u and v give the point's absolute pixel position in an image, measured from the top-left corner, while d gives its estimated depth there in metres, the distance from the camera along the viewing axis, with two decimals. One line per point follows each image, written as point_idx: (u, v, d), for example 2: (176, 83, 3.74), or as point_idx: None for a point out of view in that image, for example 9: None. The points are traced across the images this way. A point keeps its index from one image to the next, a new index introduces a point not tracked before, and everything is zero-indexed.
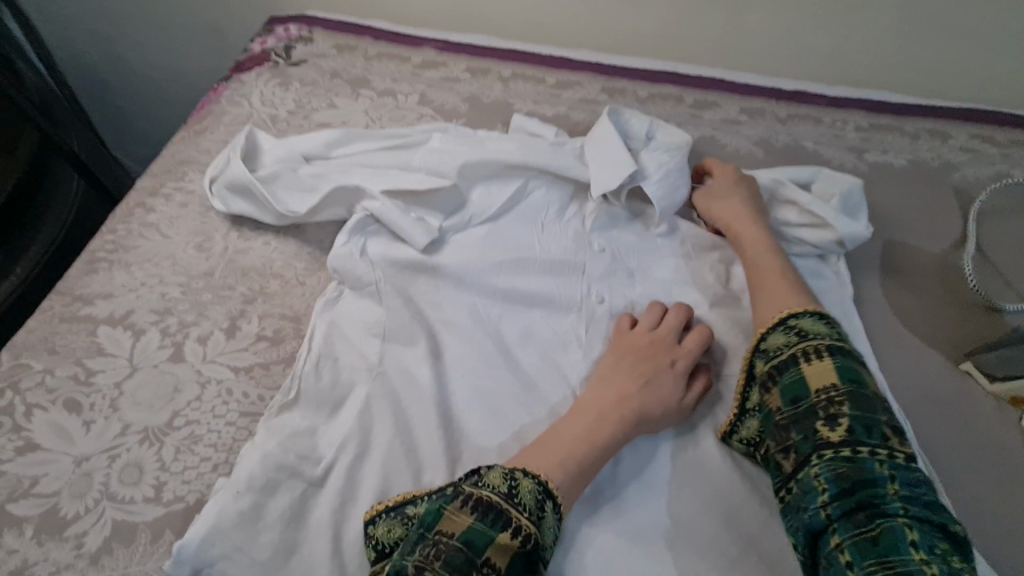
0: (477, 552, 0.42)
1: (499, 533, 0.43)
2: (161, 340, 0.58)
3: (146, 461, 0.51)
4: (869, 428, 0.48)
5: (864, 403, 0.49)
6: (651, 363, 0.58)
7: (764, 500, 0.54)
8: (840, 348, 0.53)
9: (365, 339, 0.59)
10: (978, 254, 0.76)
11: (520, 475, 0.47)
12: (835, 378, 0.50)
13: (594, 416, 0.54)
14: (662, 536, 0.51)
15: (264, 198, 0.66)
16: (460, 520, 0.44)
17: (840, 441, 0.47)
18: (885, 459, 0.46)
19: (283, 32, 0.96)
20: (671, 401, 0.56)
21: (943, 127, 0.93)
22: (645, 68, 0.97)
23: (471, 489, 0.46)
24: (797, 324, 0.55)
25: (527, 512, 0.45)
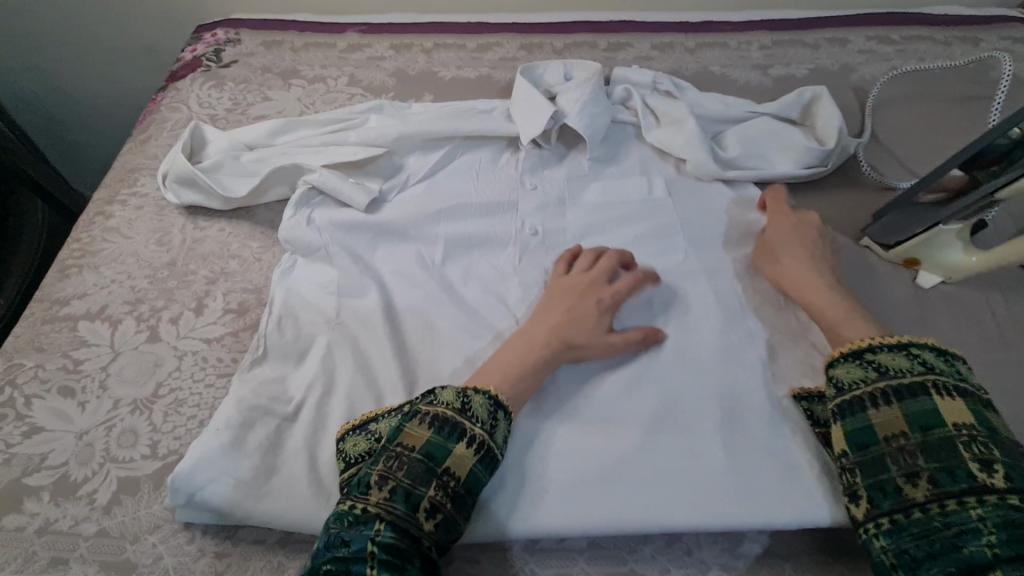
0: (437, 462, 0.49)
1: (455, 444, 0.50)
2: (136, 326, 0.64)
3: (139, 427, 0.57)
4: (953, 474, 0.44)
5: (943, 450, 0.45)
6: (576, 275, 0.66)
7: (694, 373, 0.61)
8: (924, 384, 0.48)
9: (322, 297, 0.65)
10: (874, 141, 0.82)
11: (472, 392, 0.54)
12: (906, 426, 0.47)
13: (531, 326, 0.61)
14: (601, 422, 0.59)
15: (209, 185, 0.72)
16: (418, 436, 0.50)
17: (924, 499, 0.45)
18: (986, 504, 0.43)
19: (212, 37, 1.00)
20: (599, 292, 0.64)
21: (842, 34, 0.99)
22: (559, 21, 1.02)
23: (428, 408, 0.52)
24: (875, 359, 0.51)
25: (480, 423, 0.52)
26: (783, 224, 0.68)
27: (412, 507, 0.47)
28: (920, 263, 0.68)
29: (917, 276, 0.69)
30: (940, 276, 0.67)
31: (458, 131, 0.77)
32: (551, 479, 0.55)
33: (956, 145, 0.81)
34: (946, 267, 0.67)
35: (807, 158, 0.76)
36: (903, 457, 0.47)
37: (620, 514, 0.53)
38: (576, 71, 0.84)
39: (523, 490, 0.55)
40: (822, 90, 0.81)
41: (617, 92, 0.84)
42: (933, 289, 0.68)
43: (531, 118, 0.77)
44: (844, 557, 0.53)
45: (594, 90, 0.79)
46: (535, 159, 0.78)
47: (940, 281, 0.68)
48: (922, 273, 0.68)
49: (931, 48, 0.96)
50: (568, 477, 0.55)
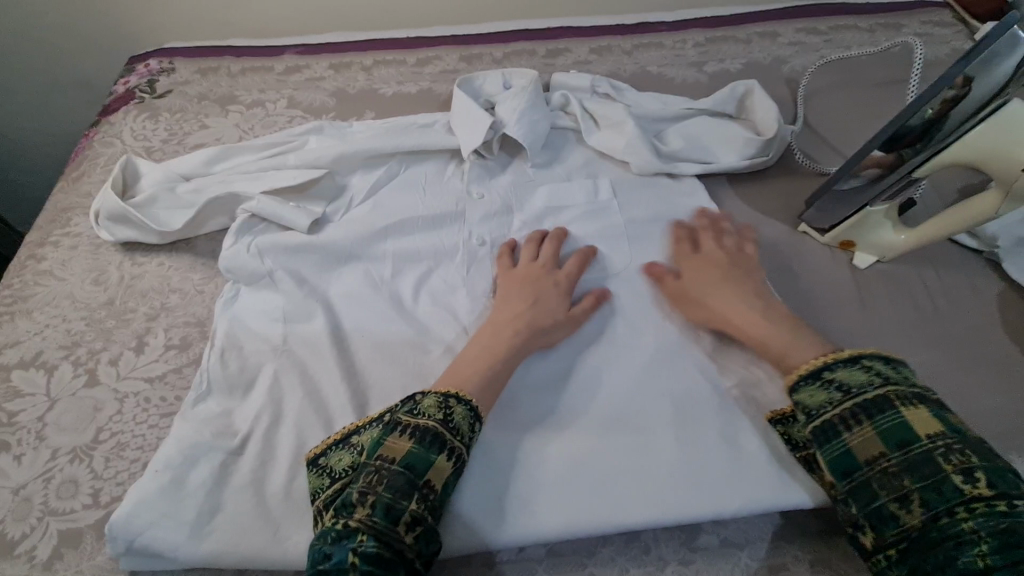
0: (418, 475, 0.49)
1: (436, 456, 0.50)
2: (74, 371, 0.62)
3: (80, 475, 0.55)
4: (940, 490, 0.44)
5: (877, 495, 0.47)
6: (523, 286, 0.65)
7: (645, 370, 0.62)
8: (845, 414, 0.49)
9: (267, 325, 0.64)
10: (808, 129, 0.85)
11: (454, 403, 0.54)
12: (885, 447, 0.47)
13: (489, 335, 0.61)
14: (559, 428, 0.59)
15: (144, 220, 0.70)
16: (399, 448, 0.50)
17: (925, 523, 0.44)
18: (976, 513, 0.42)
19: (145, 68, 0.98)
20: (557, 310, 0.63)
21: (771, 28, 1.03)
22: (498, 31, 1.03)
23: (409, 419, 0.52)
24: (800, 398, 0.53)
25: (461, 435, 0.52)
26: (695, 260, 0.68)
27: (393, 520, 0.46)
28: (855, 245, 0.70)
29: (853, 257, 0.71)
30: (874, 256, 0.70)
31: (398, 148, 0.77)
32: (513, 491, 0.55)
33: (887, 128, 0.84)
34: (879, 246, 0.69)
35: (746, 149, 0.78)
36: (891, 480, 0.46)
37: (586, 517, 0.53)
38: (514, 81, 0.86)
39: (484, 501, 0.54)
40: (754, 83, 0.83)
41: (556, 98, 0.85)
42: (869, 269, 0.70)
43: (470, 130, 0.78)
44: (798, 540, 0.54)
45: (531, 98, 0.80)
46: (478, 169, 0.78)
47: (874, 261, 0.70)
48: (857, 254, 0.71)
49: (856, 36, 1.00)
50: (529, 484, 0.55)
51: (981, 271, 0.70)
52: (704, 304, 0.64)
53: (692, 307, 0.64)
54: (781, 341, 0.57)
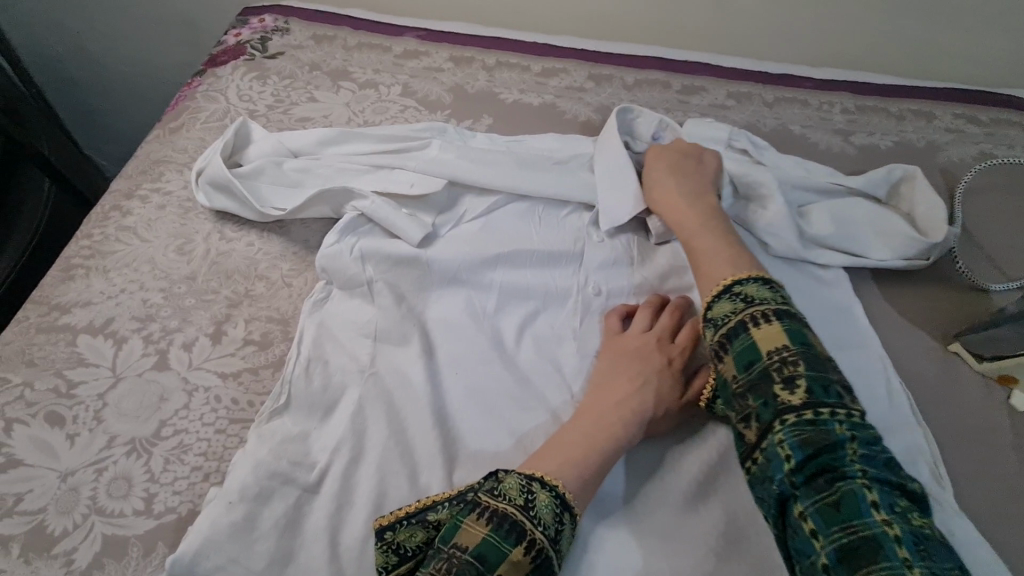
0: (489, 568, 0.41)
1: (512, 550, 0.42)
2: (144, 348, 0.57)
3: (134, 473, 0.50)
4: (766, 403, 0.45)
5: (756, 383, 0.46)
6: (631, 361, 0.57)
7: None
8: (718, 339, 0.50)
9: (356, 340, 0.58)
10: (965, 233, 0.76)
11: (537, 487, 0.46)
12: (736, 367, 0.48)
13: (589, 420, 0.53)
14: (664, 535, 0.51)
15: (245, 195, 0.65)
16: (473, 533, 0.42)
17: (758, 438, 0.45)
18: (787, 426, 0.43)
19: (258, 23, 0.93)
20: (669, 395, 0.55)
21: (928, 107, 0.93)
22: (631, 54, 0.96)
23: (488, 499, 0.44)
24: (713, 314, 0.52)
25: (543, 527, 0.44)
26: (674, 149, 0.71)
27: None
28: (1017, 381, 0.62)
29: (1011, 395, 0.62)
30: None
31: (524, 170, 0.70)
32: None
33: None
34: None
35: (905, 250, 0.70)
36: (737, 399, 0.47)
37: None
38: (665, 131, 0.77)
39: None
40: (916, 170, 0.75)
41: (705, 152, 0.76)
42: None
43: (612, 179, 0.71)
44: None
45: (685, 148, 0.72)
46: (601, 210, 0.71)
47: None
48: (1016, 394, 0.62)
49: (1023, 134, 0.90)
50: None
51: None
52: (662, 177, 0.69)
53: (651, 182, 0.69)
54: (704, 248, 0.60)
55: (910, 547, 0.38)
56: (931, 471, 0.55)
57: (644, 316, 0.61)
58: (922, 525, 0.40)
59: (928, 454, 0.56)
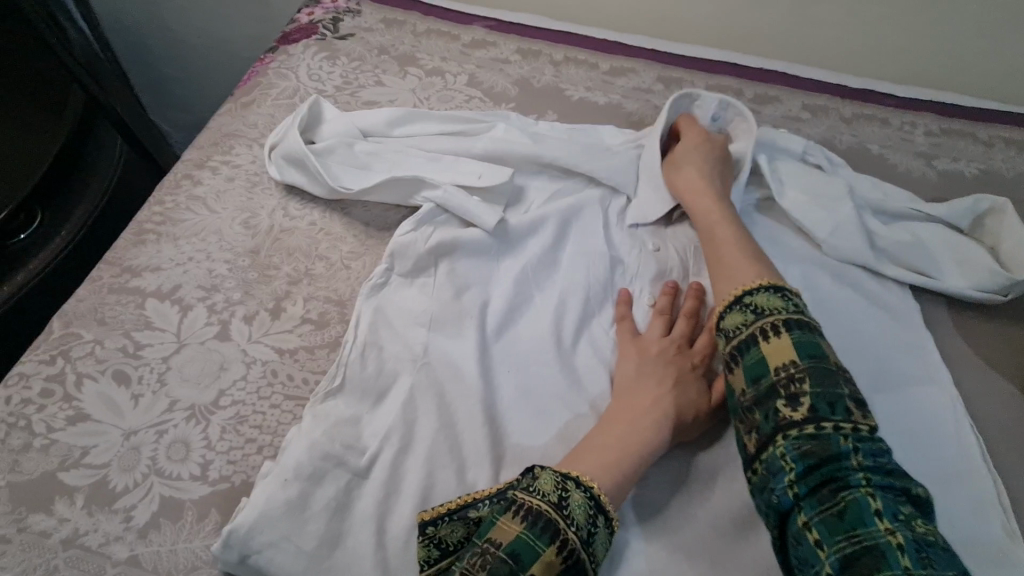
0: (523, 568, 0.40)
1: (545, 549, 0.41)
2: (207, 317, 0.58)
3: (192, 439, 0.51)
4: (769, 416, 0.45)
5: (763, 396, 0.46)
6: (673, 368, 0.56)
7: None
8: (730, 350, 0.50)
9: (412, 329, 0.58)
10: None
11: (572, 486, 0.45)
12: (743, 381, 0.48)
13: (625, 421, 0.52)
14: (705, 555, 0.50)
15: (318, 170, 0.65)
16: (508, 528, 0.42)
17: (759, 449, 0.45)
18: (788, 439, 0.43)
19: (331, 3, 0.93)
20: (697, 400, 0.55)
21: (1020, 135, 0.88)
22: (702, 57, 0.93)
23: (524, 496, 0.44)
24: (723, 322, 0.52)
25: (577, 527, 0.43)
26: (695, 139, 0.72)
27: None
28: None
29: None
30: None
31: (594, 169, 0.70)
32: None
33: None
34: None
35: (982, 280, 0.66)
36: (743, 411, 0.47)
37: None
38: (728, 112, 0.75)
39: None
40: (1008, 203, 0.70)
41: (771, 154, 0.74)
42: None
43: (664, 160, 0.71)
44: None
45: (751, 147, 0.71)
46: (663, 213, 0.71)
47: None
48: None
49: None
50: None
51: None
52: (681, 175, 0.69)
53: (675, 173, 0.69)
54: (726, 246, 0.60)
55: (912, 554, 0.37)
56: (1004, 524, 0.52)
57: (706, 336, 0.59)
58: (928, 533, 0.39)
59: (999, 505, 0.53)
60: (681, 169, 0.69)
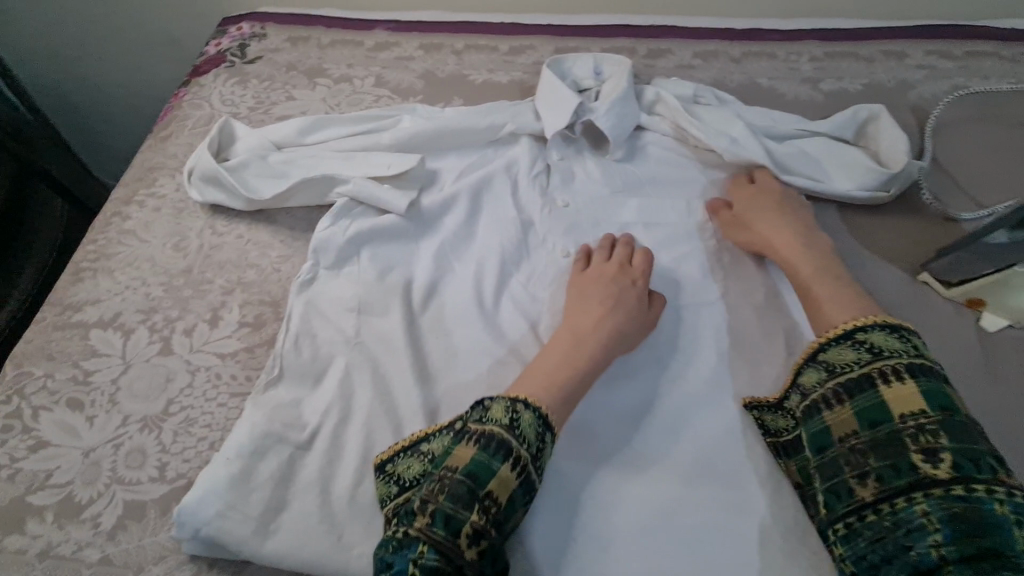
0: (480, 484, 0.46)
1: (500, 465, 0.47)
2: (149, 337, 0.62)
3: (148, 446, 0.55)
4: (897, 469, 0.46)
5: (888, 447, 0.47)
6: (616, 285, 0.62)
7: (733, 420, 0.56)
8: (851, 386, 0.51)
9: (342, 314, 0.62)
10: (935, 167, 0.77)
11: (522, 408, 0.50)
12: (857, 425, 0.49)
13: (569, 342, 0.57)
14: (641, 467, 0.54)
15: (233, 184, 0.69)
16: (463, 454, 0.47)
17: (876, 497, 0.47)
18: (931, 498, 0.44)
19: (237, 31, 0.97)
20: (636, 311, 0.60)
21: (899, 47, 0.93)
22: (596, 24, 0.98)
23: (477, 425, 0.49)
24: (827, 358, 0.53)
25: (527, 444, 0.48)
26: (756, 197, 0.70)
27: (453, 533, 0.44)
28: (985, 304, 0.63)
29: (980, 318, 0.64)
30: (1006, 320, 0.63)
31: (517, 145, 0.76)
32: (588, 531, 0.51)
33: None
34: (1013, 311, 0.62)
35: (863, 179, 0.71)
36: (857, 455, 0.49)
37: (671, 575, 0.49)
38: (608, 72, 0.83)
39: (558, 538, 0.51)
40: (881, 109, 0.75)
41: (648, 96, 0.80)
42: (997, 333, 0.63)
43: (557, 113, 0.76)
44: None
45: (625, 91, 0.78)
46: (567, 170, 0.76)
47: (1006, 325, 0.63)
48: (985, 315, 0.63)
49: (997, 66, 0.90)
50: (608, 525, 0.51)
51: None
52: (759, 235, 0.67)
53: (744, 233, 0.68)
54: (823, 297, 0.59)
55: None
56: None
57: (643, 260, 0.65)
58: None
59: None
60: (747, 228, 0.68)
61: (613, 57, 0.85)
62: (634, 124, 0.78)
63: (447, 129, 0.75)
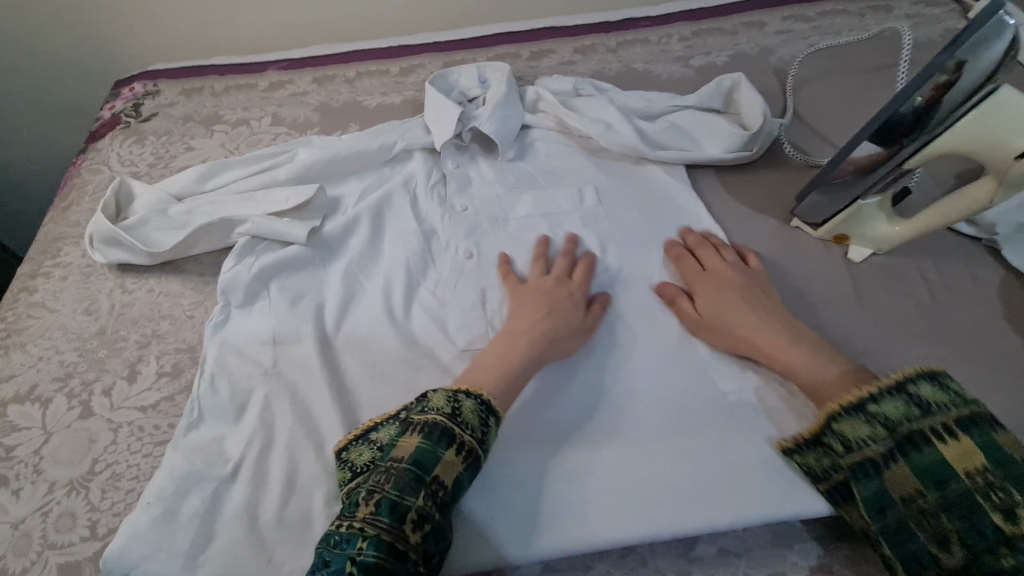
0: (427, 471, 0.47)
1: (445, 452, 0.48)
2: (69, 403, 0.63)
3: (77, 508, 0.56)
4: (976, 531, 0.42)
5: (953, 504, 0.44)
6: (551, 296, 0.64)
7: (655, 385, 0.61)
8: (904, 442, 0.47)
9: (257, 348, 0.64)
10: (797, 122, 0.83)
11: (463, 398, 0.53)
12: (920, 483, 0.45)
13: (505, 343, 0.60)
14: (568, 439, 0.58)
15: (133, 242, 0.70)
16: (408, 444, 0.49)
17: (959, 563, 0.42)
18: (1017, 556, 0.40)
19: (130, 92, 0.98)
20: (571, 320, 0.63)
21: (759, 17, 1.01)
22: (480, 35, 1.03)
23: (420, 416, 0.51)
24: (879, 411, 0.49)
25: (471, 430, 0.51)
26: (711, 284, 0.65)
27: (399, 519, 0.45)
28: (849, 238, 0.69)
29: (848, 251, 0.70)
30: (869, 249, 0.68)
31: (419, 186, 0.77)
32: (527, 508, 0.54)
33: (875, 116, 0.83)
34: (872, 239, 0.68)
35: (730, 143, 0.77)
36: (925, 518, 0.45)
37: (615, 533, 0.52)
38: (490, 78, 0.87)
39: (502, 516, 0.54)
40: (740, 76, 0.82)
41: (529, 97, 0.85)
42: (864, 262, 0.69)
43: (444, 126, 0.79)
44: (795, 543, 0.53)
45: (505, 94, 0.82)
46: (462, 177, 0.80)
47: (870, 253, 0.69)
48: (852, 248, 0.69)
49: (845, 21, 0.98)
50: (546, 499, 0.54)
51: (981, 259, 0.69)
52: (727, 330, 0.61)
53: (717, 335, 0.62)
54: (810, 371, 0.56)
55: None
56: None
57: (583, 268, 0.68)
58: None
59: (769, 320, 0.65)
60: (727, 314, 0.62)
61: (494, 63, 0.89)
62: (519, 124, 0.82)
63: (341, 156, 0.78)
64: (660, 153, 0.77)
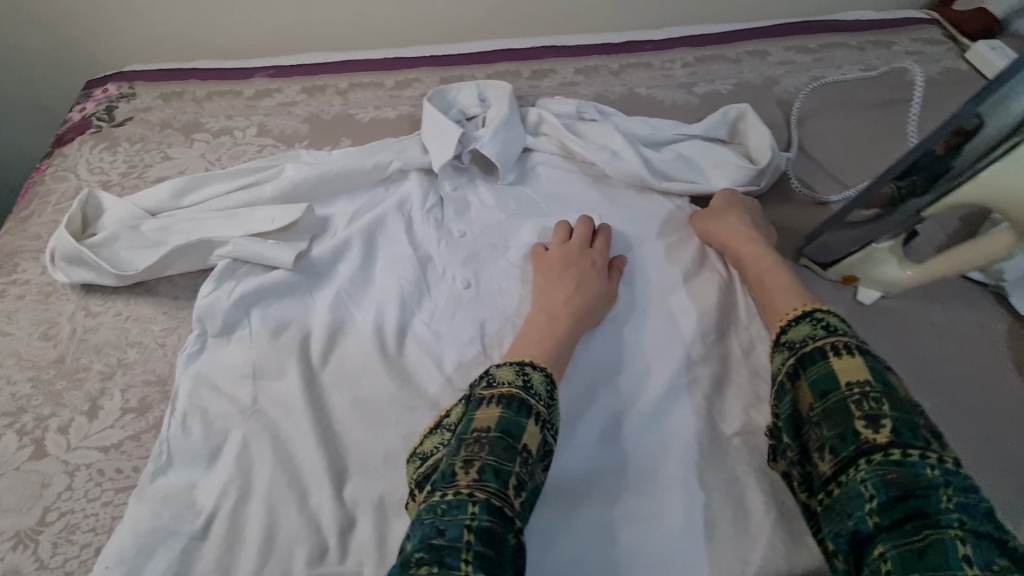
0: (516, 439, 0.46)
1: (528, 421, 0.47)
2: (18, 441, 0.56)
3: (23, 565, 0.50)
4: (844, 437, 0.44)
5: (836, 414, 0.45)
6: (569, 266, 0.65)
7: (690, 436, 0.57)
8: (805, 363, 0.49)
9: (235, 383, 0.59)
10: (803, 156, 0.82)
11: (530, 369, 0.52)
12: (811, 397, 0.48)
13: (544, 316, 0.60)
14: (576, 491, 0.55)
15: (99, 262, 0.65)
16: (488, 415, 0.47)
17: (834, 470, 0.44)
18: (872, 463, 0.42)
19: (102, 93, 0.92)
20: (591, 287, 0.64)
21: (762, 46, 1.00)
22: (479, 50, 0.99)
23: (490, 390, 0.49)
24: (789, 335, 0.52)
25: (543, 400, 0.49)
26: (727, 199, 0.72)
27: (505, 484, 0.44)
28: (858, 279, 0.67)
29: (857, 292, 0.68)
30: (878, 291, 0.67)
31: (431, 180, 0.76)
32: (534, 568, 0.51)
33: (879, 153, 0.83)
34: (883, 282, 0.66)
35: (736, 176, 0.75)
36: (813, 429, 0.47)
37: None
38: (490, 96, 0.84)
39: None
40: (747, 107, 0.80)
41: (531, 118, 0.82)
42: (872, 305, 0.67)
43: (443, 146, 0.76)
44: None
45: (506, 114, 0.78)
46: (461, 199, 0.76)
47: (879, 295, 0.67)
48: (861, 290, 0.68)
49: (847, 55, 0.98)
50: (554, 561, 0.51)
51: (987, 305, 0.68)
52: (718, 222, 0.69)
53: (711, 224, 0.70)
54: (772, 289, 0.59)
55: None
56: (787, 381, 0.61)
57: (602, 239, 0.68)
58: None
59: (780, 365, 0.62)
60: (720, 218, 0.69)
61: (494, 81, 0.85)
62: (520, 147, 0.79)
63: (331, 174, 0.73)
64: (665, 183, 0.75)
